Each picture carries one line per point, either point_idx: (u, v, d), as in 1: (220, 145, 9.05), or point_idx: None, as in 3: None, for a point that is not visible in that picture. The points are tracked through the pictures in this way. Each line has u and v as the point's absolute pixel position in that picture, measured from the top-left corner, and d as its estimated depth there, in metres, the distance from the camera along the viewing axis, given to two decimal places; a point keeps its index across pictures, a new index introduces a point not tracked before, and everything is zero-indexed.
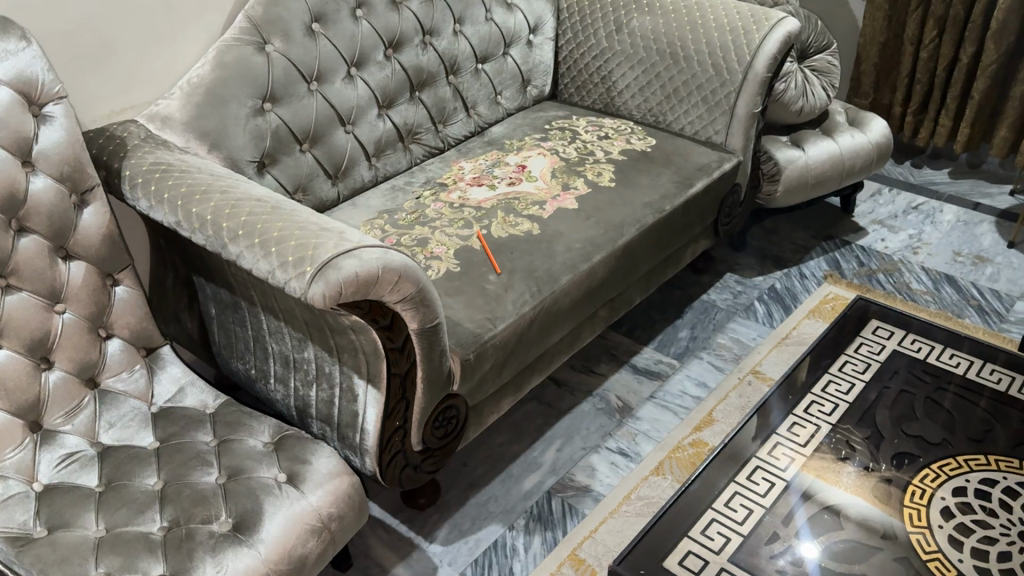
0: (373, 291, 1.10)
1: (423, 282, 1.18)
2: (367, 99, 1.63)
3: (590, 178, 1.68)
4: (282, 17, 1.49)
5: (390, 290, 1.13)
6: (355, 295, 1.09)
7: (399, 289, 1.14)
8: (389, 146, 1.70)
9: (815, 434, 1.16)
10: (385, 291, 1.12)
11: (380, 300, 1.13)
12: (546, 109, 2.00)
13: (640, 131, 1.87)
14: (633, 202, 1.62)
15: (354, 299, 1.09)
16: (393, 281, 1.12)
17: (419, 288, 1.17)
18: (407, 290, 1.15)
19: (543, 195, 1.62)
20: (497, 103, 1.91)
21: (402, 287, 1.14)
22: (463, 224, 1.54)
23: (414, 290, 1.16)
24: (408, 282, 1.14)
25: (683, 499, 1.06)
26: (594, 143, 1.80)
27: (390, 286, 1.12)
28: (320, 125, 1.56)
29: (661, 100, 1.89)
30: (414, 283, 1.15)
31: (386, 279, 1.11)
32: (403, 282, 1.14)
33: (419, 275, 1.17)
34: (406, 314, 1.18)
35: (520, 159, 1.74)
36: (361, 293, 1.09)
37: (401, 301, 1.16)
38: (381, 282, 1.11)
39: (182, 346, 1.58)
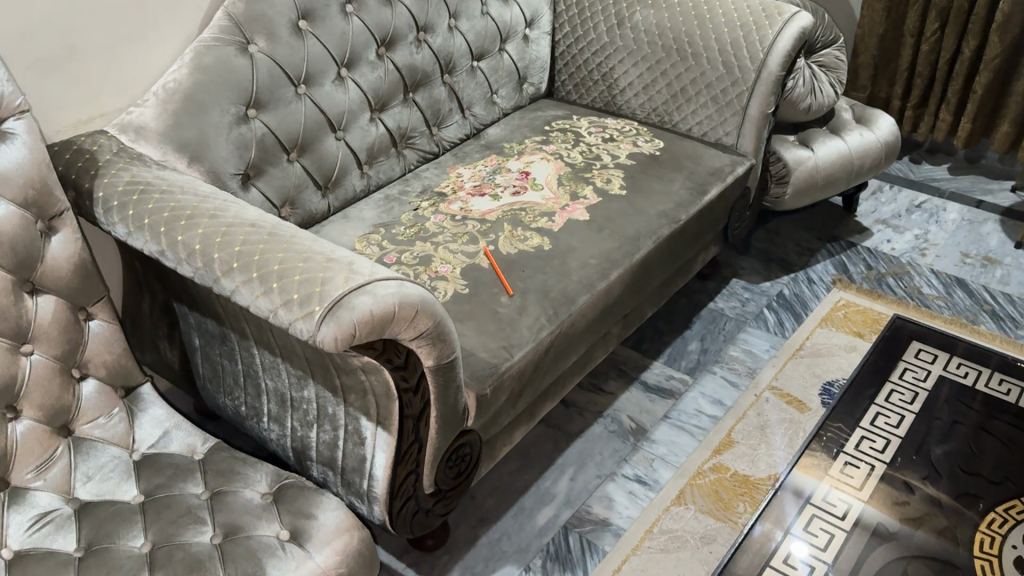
0: (388, 330, 0.98)
1: (439, 314, 1.06)
2: (358, 103, 1.49)
3: (599, 186, 1.57)
4: (265, 14, 1.36)
5: (406, 326, 1.01)
6: (370, 335, 0.96)
7: (416, 323, 1.02)
8: (382, 153, 1.57)
9: (871, 475, 1.09)
10: (401, 327, 1.00)
11: (395, 336, 1.01)
12: (543, 108, 1.88)
13: (645, 133, 1.76)
14: (647, 212, 1.51)
15: (369, 338, 0.97)
16: (409, 316, 1.00)
17: (435, 321, 1.05)
18: (423, 325, 1.03)
19: (550, 205, 1.51)
20: (493, 103, 1.79)
21: (419, 322, 1.02)
22: (468, 239, 1.42)
23: (431, 323, 1.04)
24: (424, 315, 1.03)
25: (743, 549, 0.99)
26: (599, 147, 1.70)
27: (408, 321, 1.00)
28: (309, 132, 1.43)
29: (667, 99, 1.78)
30: (430, 317, 1.04)
31: (403, 314, 0.99)
32: (420, 316, 1.02)
33: (436, 307, 1.05)
34: (422, 350, 1.06)
35: (522, 165, 1.63)
36: (376, 332, 0.97)
37: (417, 336, 1.04)
38: (398, 318, 0.99)
39: (160, 376, 1.44)
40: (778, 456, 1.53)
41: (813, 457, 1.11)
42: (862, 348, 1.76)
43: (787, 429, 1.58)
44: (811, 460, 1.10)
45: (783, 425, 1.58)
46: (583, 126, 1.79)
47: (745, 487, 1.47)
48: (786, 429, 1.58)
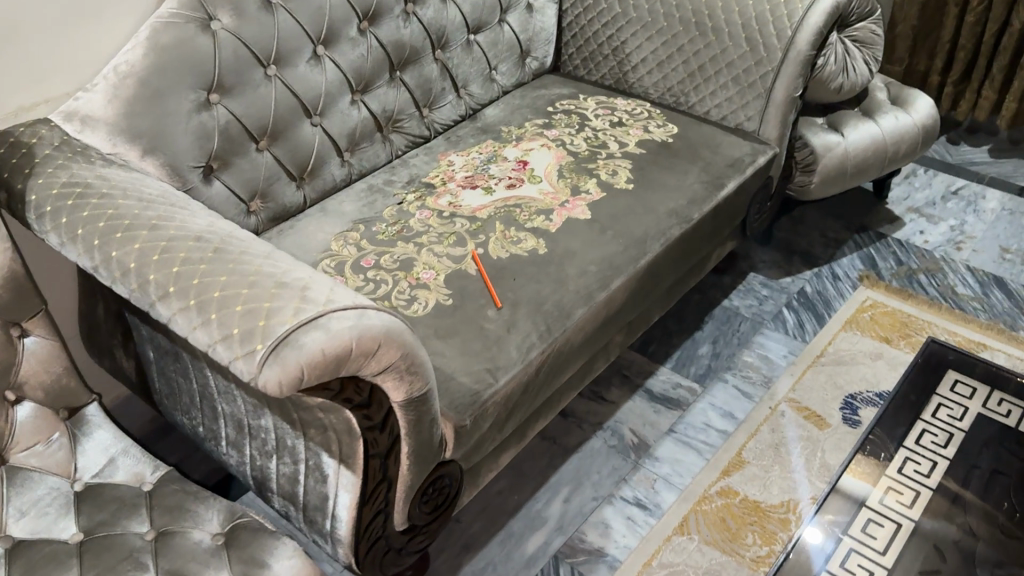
0: (346, 366, 0.85)
1: (409, 342, 0.93)
2: (338, 85, 1.35)
3: (604, 179, 1.42)
4: None
5: (368, 360, 0.88)
6: (324, 373, 0.83)
7: (379, 355, 0.89)
8: (365, 138, 1.44)
9: (891, 538, 1.03)
10: (361, 362, 0.87)
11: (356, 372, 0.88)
12: (547, 85, 1.73)
13: (658, 116, 1.60)
14: (656, 210, 1.37)
15: (325, 377, 0.83)
16: (371, 348, 0.87)
17: (402, 352, 0.92)
18: (389, 356, 0.90)
19: (548, 201, 1.36)
20: (492, 80, 1.64)
21: (383, 353, 0.89)
22: (455, 240, 1.29)
23: (398, 355, 0.91)
24: (389, 346, 0.89)
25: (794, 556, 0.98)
26: (606, 132, 1.55)
27: (369, 355, 0.87)
28: (280, 118, 1.29)
29: (684, 78, 1.62)
30: (397, 347, 0.90)
31: (363, 346, 0.86)
32: (384, 348, 0.89)
33: (404, 335, 0.92)
34: (387, 383, 0.93)
35: (520, 154, 1.48)
36: (330, 370, 0.83)
37: (381, 371, 0.91)
38: (357, 352, 0.85)
39: (110, 380, 1.31)
40: (793, 479, 1.40)
41: (864, 463, 1.08)
42: (888, 356, 1.62)
43: (803, 448, 1.45)
44: (862, 466, 1.07)
45: (799, 444, 1.45)
46: (590, 108, 1.63)
47: (754, 515, 1.34)
48: (803, 448, 1.45)
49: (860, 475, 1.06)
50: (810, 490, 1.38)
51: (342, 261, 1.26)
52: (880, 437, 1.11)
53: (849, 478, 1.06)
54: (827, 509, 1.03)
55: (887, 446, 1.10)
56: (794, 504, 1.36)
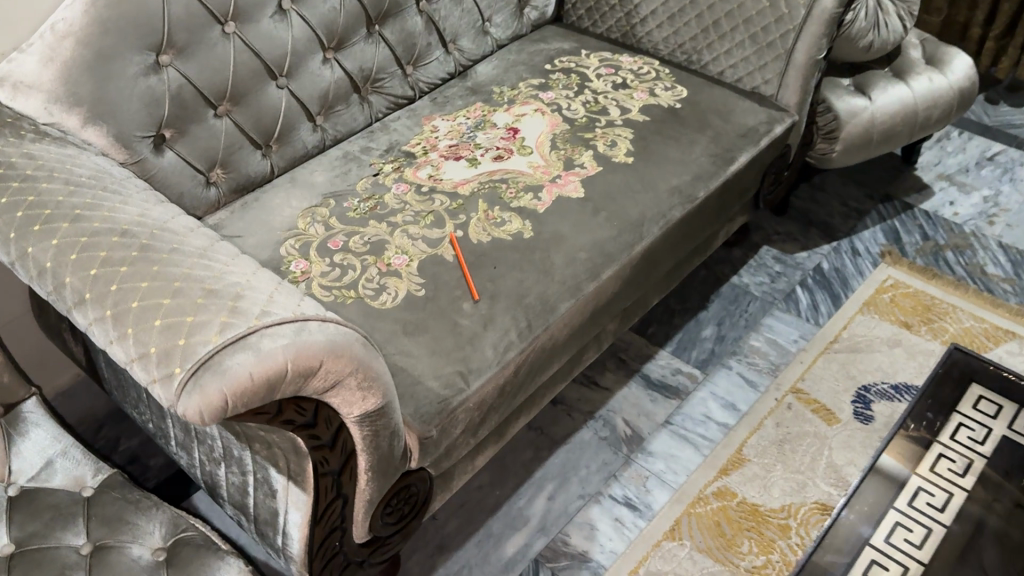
0: (283, 387, 0.75)
1: (360, 355, 0.82)
2: (305, 41, 1.23)
3: (601, 151, 1.29)
4: None
5: (310, 379, 0.77)
6: (257, 397, 0.73)
7: (324, 373, 0.78)
8: (340, 100, 1.31)
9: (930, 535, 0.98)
10: (302, 381, 0.76)
11: (298, 391, 0.78)
12: (547, 38, 1.58)
13: (666, 77, 1.46)
14: (656, 188, 1.24)
15: (258, 400, 0.73)
16: (313, 366, 0.76)
17: (353, 366, 0.81)
18: (336, 372, 0.80)
19: (538, 177, 1.24)
20: (485, 34, 1.50)
21: (328, 369, 0.78)
22: (433, 219, 1.17)
23: (347, 370, 0.81)
24: (335, 362, 0.79)
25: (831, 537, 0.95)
26: (608, 96, 1.41)
27: (311, 373, 0.77)
28: (241, 81, 1.17)
29: (696, 35, 1.47)
30: (345, 361, 0.80)
31: (303, 364, 0.75)
32: (329, 364, 0.78)
33: (354, 348, 0.81)
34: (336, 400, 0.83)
35: (512, 120, 1.35)
36: (264, 392, 0.73)
37: (327, 388, 0.80)
38: (295, 371, 0.75)
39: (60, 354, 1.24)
40: (796, 480, 1.30)
41: (905, 442, 1.03)
42: (907, 344, 1.50)
43: (809, 445, 1.34)
44: (901, 441, 1.04)
45: (805, 441, 1.35)
46: (592, 67, 1.49)
47: (752, 520, 1.25)
48: (808, 445, 1.34)
49: (899, 454, 1.03)
50: (813, 493, 1.28)
51: (308, 241, 1.15)
52: (910, 424, 1.05)
53: (889, 456, 1.02)
54: (865, 487, 1.00)
55: (922, 426, 1.05)
56: (796, 509, 1.26)
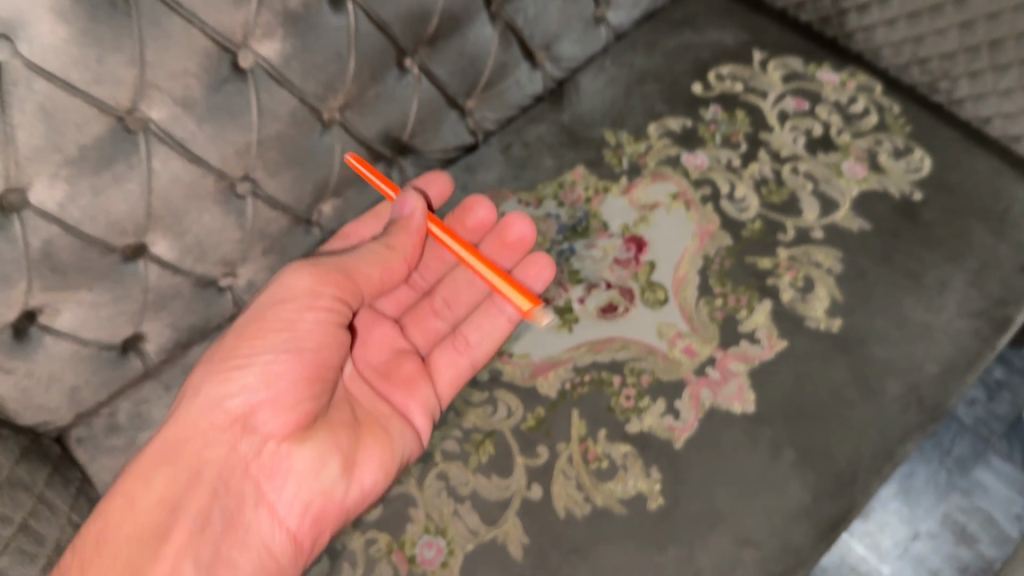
0: (183, 453, 0.62)
1: (327, 263, 0.66)
2: (290, 120, 0.69)
3: (787, 305, 0.76)
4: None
5: (249, 426, 0.63)
6: (155, 490, 0.61)
7: (277, 390, 0.63)
8: (348, 184, 0.78)
9: None
10: (223, 430, 0.62)
11: (242, 467, 0.62)
12: (698, 17, 0.98)
13: (895, 127, 0.88)
14: (879, 395, 0.72)
15: (154, 516, 0.59)
16: (227, 394, 0.62)
17: (322, 365, 0.65)
18: (299, 384, 0.63)
19: (677, 361, 0.73)
20: (600, 21, 0.91)
21: (278, 364, 0.63)
22: (495, 453, 0.69)
23: (341, 360, 0.67)
24: (298, 347, 0.64)
25: None
26: (796, 162, 0.85)
27: (240, 407, 0.63)
28: (168, 205, 0.66)
29: (954, 52, 0.86)
30: (327, 332, 0.66)
31: (198, 402, 0.62)
32: (271, 347, 0.63)
33: (362, 285, 0.67)
34: (448, 374, 0.73)
35: (635, 218, 0.82)
36: (155, 478, 0.61)
37: (302, 426, 0.63)
38: (195, 400, 0.62)
39: None
40: None
41: None
42: None
43: None
44: None
45: None
46: (771, 94, 0.91)
47: None
48: None
49: None
50: None
51: None
52: None
53: None
54: None
55: None
56: None
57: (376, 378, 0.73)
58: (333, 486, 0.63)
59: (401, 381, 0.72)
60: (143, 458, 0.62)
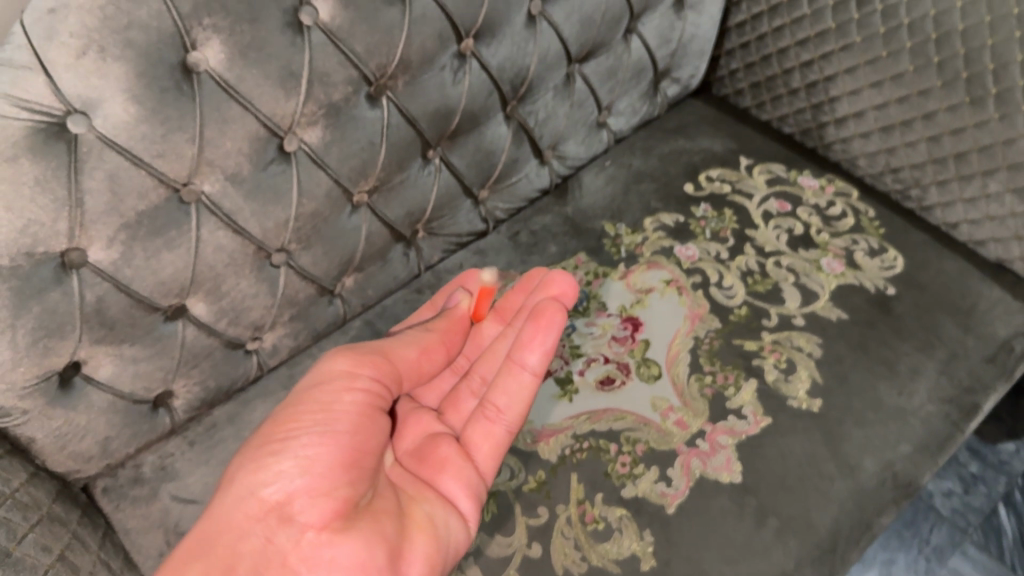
0: (215, 552, 0.56)
1: (364, 350, 0.65)
2: (325, 199, 0.77)
3: (772, 385, 0.82)
4: (109, 76, 0.59)
5: (286, 516, 0.57)
6: None
7: (314, 475, 0.57)
8: (371, 259, 0.86)
9: None
10: (257, 522, 0.57)
11: (281, 559, 0.55)
12: (689, 128, 1.09)
13: (870, 228, 0.97)
14: (857, 470, 0.77)
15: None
16: (262, 481, 0.58)
17: (358, 449, 0.60)
18: (335, 469, 0.58)
19: (669, 432, 0.79)
20: (602, 127, 1.02)
21: (312, 447, 0.58)
22: (497, 513, 0.73)
23: (377, 446, 0.62)
24: (334, 429, 0.60)
25: None
26: (780, 256, 0.93)
27: (277, 495, 0.57)
28: (211, 270, 0.73)
29: (923, 163, 0.95)
30: (363, 414, 0.62)
31: (232, 491, 0.58)
32: (309, 427, 0.59)
33: (399, 367, 0.67)
34: (486, 450, 0.67)
35: (631, 300, 0.89)
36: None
37: (340, 512, 0.56)
38: (227, 493, 0.58)
39: None
40: None
41: None
42: None
43: None
44: None
45: None
46: (756, 195, 1.00)
47: None
48: None
49: None
50: None
51: None
52: None
53: None
54: None
55: None
56: None
57: (413, 462, 0.67)
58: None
59: (439, 463, 0.66)
60: (168, 562, 0.55)
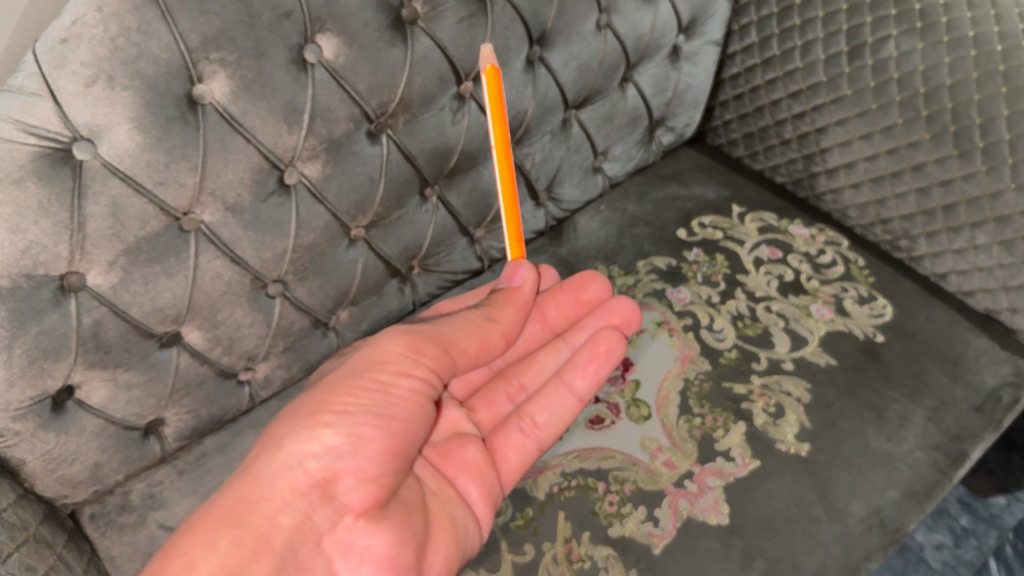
0: (249, 524, 0.58)
1: (426, 334, 0.68)
2: (323, 232, 0.78)
3: (760, 428, 0.83)
4: (119, 106, 0.61)
5: (329, 493, 0.60)
6: (219, 555, 0.56)
7: (363, 456, 0.61)
8: (366, 293, 0.87)
9: None
10: (300, 494, 0.60)
11: (315, 538, 0.60)
12: (684, 176, 1.11)
13: (860, 277, 0.98)
14: (844, 515, 0.77)
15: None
16: (310, 452, 0.61)
17: (405, 437, 0.64)
18: (383, 455, 0.62)
19: (657, 472, 0.79)
20: (597, 172, 1.04)
21: (365, 429, 0.62)
22: (482, 549, 0.73)
23: (422, 436, 0.66)
24: (389, 414, 0.63)
25: None
26: (770, 301, 0.95)
27: (320, 470, 0.61)
28: (207, 298, 0.73)
29: (912, 214, 0.97)
30: (417, 402, 0.65)
31: (280, 458, 0.61)
32: (364, 409, 0.63)
33: (456, 359, 0.69)
34: (516, 458, 0.73)
35: (623, 340, 0.90)
36: (223, 537, 0.57)
37: (378, 501, 0.61)
38: (276, 459, 0.61)
39: None
40: None
41: None
42: None
43: None
44: None
45: None
46: (748, 241, 1.02)
47: None
48: None
49: None
50: None
51: None
52: None
53: None
54: None
55: None
56: None
57: (439, 459, 0.70)
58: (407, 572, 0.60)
59: (465, 468, 0.70)
60: (210, 520, 0.59)
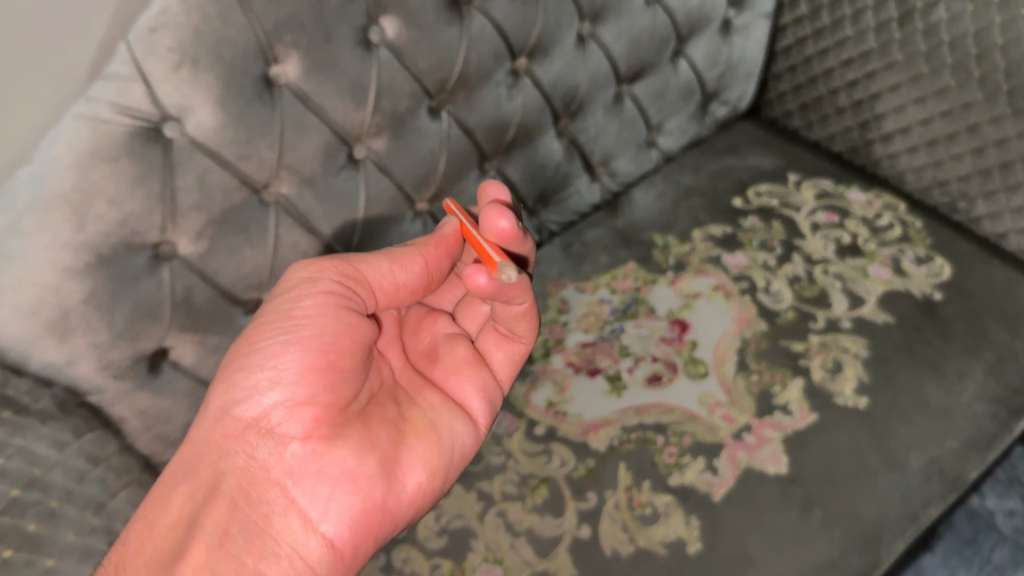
0: (200, 471, 0.65)
1: (326, 259, 0.68)
2: (390, 205, 0.84)
3: (818, 383, 0.84)
4: (203, 84, 0.66)
5: (264, 429, 0.65)
6: (176, 505, 0.64)
7: (288, 387, 0.64)
8: None
9: None
10: (237, 437, 0.65)
11: (265, 473, 0.64)
12: (739, 148, 1.13)
13: (918, 239, 0.99)
14: (901, 464, 0.78)
15: (172, 535, 0.62)
16: (237, 400, 0.65)
17: (328, 352, 0.66)
18: (305, 375, 0.65)
19: (715, 425, 0.81)
20: (652, 146, 1.07)
21: (278, 362, 0.64)
22: (547, 496, 0.77)
23: (352, 345, 0.67)
24: (298, 336, 0.65)
25: None
26: (826, 263, 0.96)
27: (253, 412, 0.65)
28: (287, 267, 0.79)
29: (969, 175, 0.97)
30: (327, 314, 0.66)
31: (209, 413, 0.66)
32: (274, 343, 0.65)
33: (368, 278, 0.68)
34: (506, 364, 0.79)
35: (680, 304, 0.93)
36: (178, 487, 0.64)
37: (318, 418, 0.65)
38: (208, 411, 0.66)
39: None
40: None
41: None
42: None
43: None
44: None
45: None
46: (805, 208, 1.03)
47: None
48: None
49: None
50: None
51: None
52: None
53: None
54: None
55: None
56: None
57: (428, 364, 0.78)
58: (367, 480, 0.65)
59: (451, 368, 0.77)
60: (166, 478, 0.65)
